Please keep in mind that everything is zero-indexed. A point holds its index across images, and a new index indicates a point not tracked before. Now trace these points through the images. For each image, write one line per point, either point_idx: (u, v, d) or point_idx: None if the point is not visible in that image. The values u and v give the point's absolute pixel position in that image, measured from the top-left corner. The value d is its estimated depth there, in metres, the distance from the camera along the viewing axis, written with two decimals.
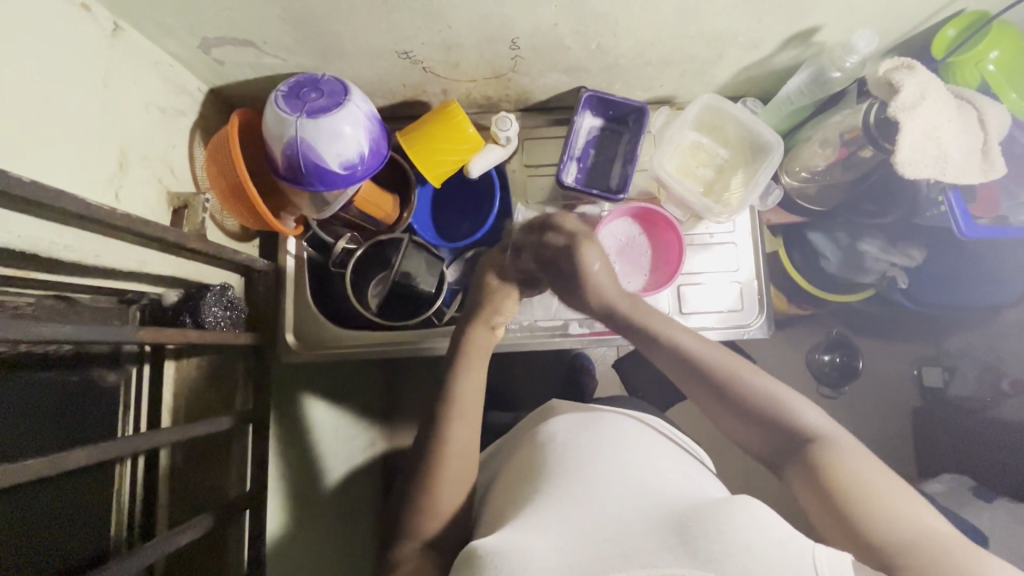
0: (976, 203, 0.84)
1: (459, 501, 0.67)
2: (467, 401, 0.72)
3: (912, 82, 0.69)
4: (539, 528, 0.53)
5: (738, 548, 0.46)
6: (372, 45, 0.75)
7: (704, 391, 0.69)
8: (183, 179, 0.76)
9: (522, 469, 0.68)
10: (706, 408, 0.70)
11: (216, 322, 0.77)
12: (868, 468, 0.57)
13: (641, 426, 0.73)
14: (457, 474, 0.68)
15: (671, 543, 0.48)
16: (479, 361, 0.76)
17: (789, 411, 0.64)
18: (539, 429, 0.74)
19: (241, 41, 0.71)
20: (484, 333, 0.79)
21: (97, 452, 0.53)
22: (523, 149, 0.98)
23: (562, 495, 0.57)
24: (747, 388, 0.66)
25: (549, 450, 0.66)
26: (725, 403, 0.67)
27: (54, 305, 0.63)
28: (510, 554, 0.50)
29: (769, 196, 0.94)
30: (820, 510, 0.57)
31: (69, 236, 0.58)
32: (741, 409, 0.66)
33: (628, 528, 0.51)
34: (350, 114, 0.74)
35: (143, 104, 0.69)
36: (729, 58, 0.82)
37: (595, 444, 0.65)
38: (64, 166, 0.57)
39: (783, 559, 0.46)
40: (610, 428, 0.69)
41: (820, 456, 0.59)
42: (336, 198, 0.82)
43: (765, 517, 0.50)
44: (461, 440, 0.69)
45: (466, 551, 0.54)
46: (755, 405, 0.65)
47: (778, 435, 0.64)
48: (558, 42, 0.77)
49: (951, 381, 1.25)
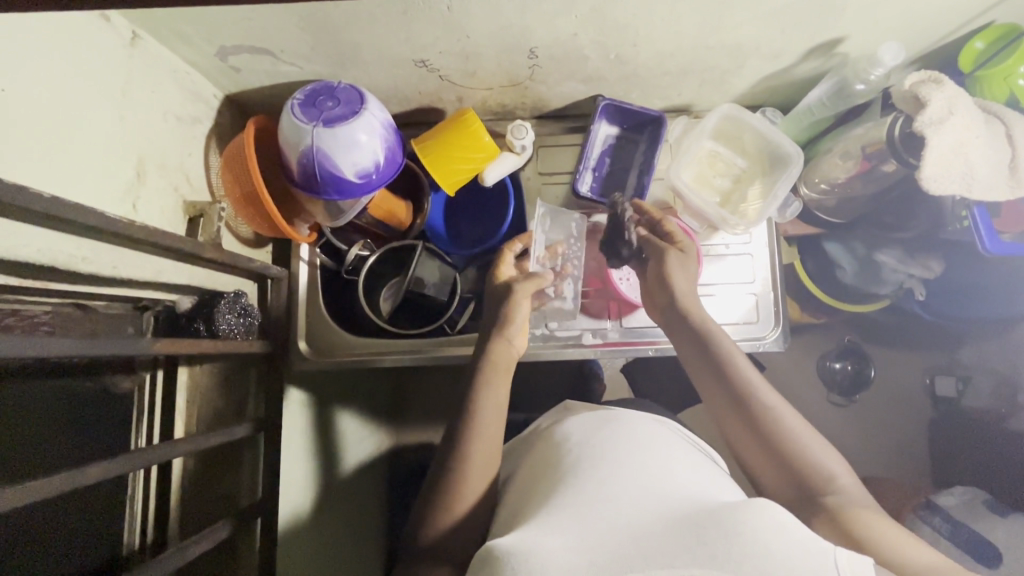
0: (1000, 218, 0.83)
1: (478, 499, 0.67)
2: (490, 416, 0.71)
3: (940, 96, 0.67)
4: (555, 527, 0.52)
5: (755, 550, 0.46)
6: (390, 54, 0.74)
7: (737, 417, 0.68)
8: (199, 187, 0.76)
9: (536, 469, 0.67)
10: (731, 440, 0.69)
11: (229, 330, 0.77)
12: (892, 533, 0.57)
13: (658, 428, 0.72)
14: (481, 472, 0.68)
15: (688, 544, 0.48)
16: (501, 378, 0.74)
17: (817, 463, 0.64)
18: (553, 429, 0.74)
19: (259, 49, 0.71)
20: (500, 344, 0.77)
21: (110, 467, 0.53)
22: (538, 157, 0.97)
23: (577, 495, 0.56)
24: (787, 434, 0.65)
25: (565, 450, 0.65)
26: (753, 433, 0.66)
27: (72, 313, 0.64)
28: (528, 555, 0.49)
29: (788, 208, 0.92)
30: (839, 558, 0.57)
31: (86, 248, 0.57)
32: (772, 445, 0.65)
33: (646, 530, 0.50)
34: (366, 122, 0.74)
35: (161, 113, 0.68)
36: (749, 68, 0.81)
37: (611, 444, 0.64)
38: (83, 177, 0.56)
39: (806, 566, 0.46)
40: (628, 429, 0.68)
41: (845, 513, 0.59)
42: (350, 206, 0.82)
43: (786, 523, 0.49)
44: (480, 457, 0.68)
45: (483, 549, 0.54)
46: (788, 447, 0.64)
47: (799, 477, 0.63)
48: (576, 52, 0.76)
49: (965, 391, 1.22)
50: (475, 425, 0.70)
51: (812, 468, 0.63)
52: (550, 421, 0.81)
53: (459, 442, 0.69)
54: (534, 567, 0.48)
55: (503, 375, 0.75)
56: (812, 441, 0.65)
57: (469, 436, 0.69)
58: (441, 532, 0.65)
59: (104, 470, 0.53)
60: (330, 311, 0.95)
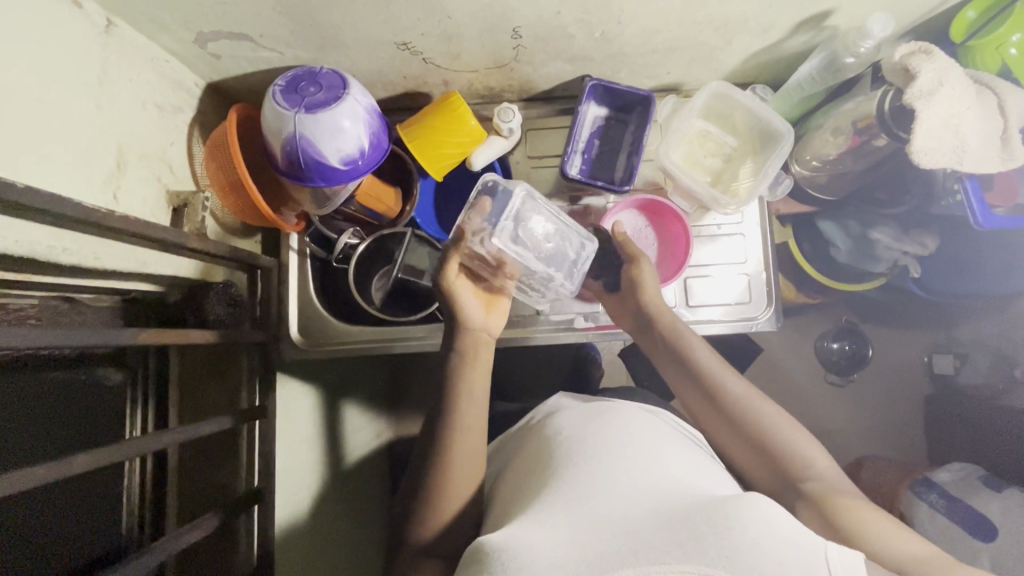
0: (993, 191, 0.82)
1: (476, 484, 0.69)
2: (473, 403, 0.72)
3: (929, 68, 0.66)
4: (545, 523, 0.53)
5: (748, 545, 0.46)
6: (372, 37, 0.73)
7: (703, 402, 0.73)
8: (182, 177, 0.75)
9: (527, 465, 0.67)
10: (713, 435, 0.73)
11: (220, 319, 0.78)
12: (862, 502, 0.62)
13: (652, 419, 0.73)
14: (471, 458, 0.69)
15: (681, 539, 0.47)
16: (477, 365, 0.75)
17: (784, 445, 0.68)
18: (546, 422, 0.74)
19: (238, 34, 0.70)
20: (468, 330, 0.77)
21: (102, 455, 0.54)
22: (526, 140, 0.96)
23: (569, 489, 0.56)
24: (761, 420, 0.70)
25: (555, 444, 0.66)
26: (732, 430, 0.71)
27: (58, 305, 0.65)
28: (519, 550, 0.50)
29: (779, 185, 0.90)
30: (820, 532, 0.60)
31: (66, 239, 0.56)
32: (750, 438, 0.69)
33: (635, 525, 0.50)
34: (350, 109, 0.73)
35: (139, 102, 0.67)
36: (738, 45, 0.80)
37: (601, 438, 0.64)
38: (63, 168, 0.56)
39: (795, 556, 0.46)
40: (617, 420, 0.69)
41: (821, 491, 0.63)
42: (337, 194, 0.81)
43: (775, 515, 0.49)
44: (470, 448, 0.69)
45: (472, 549, 0.54)
46: (758, 431, 0.69)
47: (780, 465, 0.67)
48: (561, 30, 0.74)
49: (961, 368, 1.23)
50: (461, 413, 0.71)
51: (795, 457, 0.67)
52: (542, 413, 0.81)
53: (449, 433, 0.70)
54: (524, 565, 0.48)
55: (472, 356, 0.75)
56: (780, 423, 0.70)
57: (458, 424, 0.70)
58: (436, 525, 0.66)
59: (92, 460, 0.53)
60: (323, 300, 0.94)
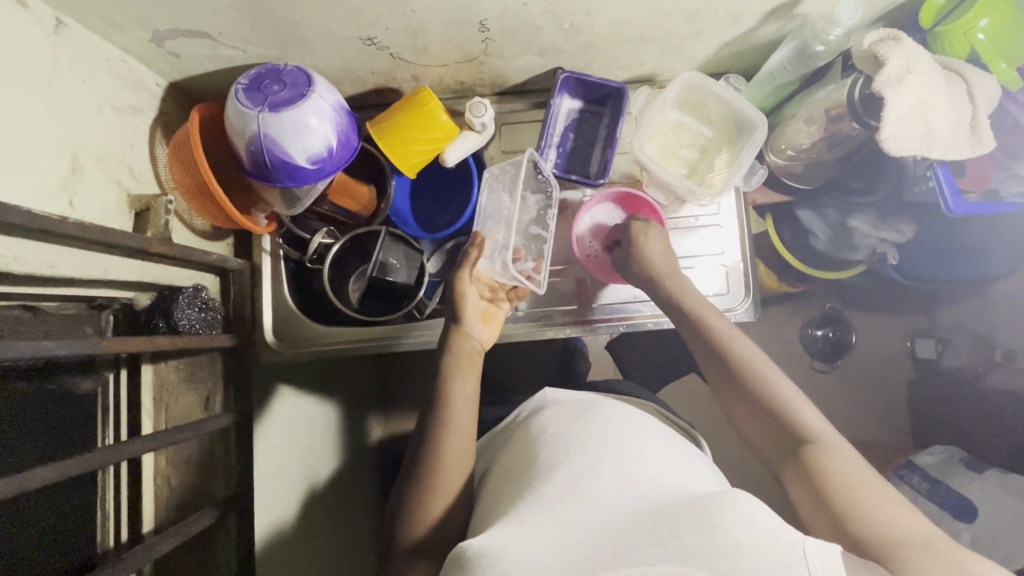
0: (965, 177, 0.81)
1: (463, 481, 0.68)
2: (462, 408, 0.71)
3: (898, 54, 0.65)
4: (526, 527, 0.52)
5: (727, 546, 0.46)
6: (335, 32, 0.71)
7: (713, 367, 0.72)
8: (145, 180, 0.73)
9: (511, 467, 0.67)
10: (718, 391, 0.72)
11: (191, 325, 0.76)
12: (864, 475, 0.58)
13: (637, 416, 0.72)
14: (458, 458, 0.68)
15: (661, 540, 0.47)
16: (469, 371, 0.74)
17: (789, 411, 0.65)
18: (529, 421, 0.73)
19: (195, 32, 0.68)
20: (458, 338, 0.76)
21: (67, 467, 0.53)
22: (501, 135, 0.95)
23: (550, 492, 0.56)
24: (760, 379, 0.68)
25: (539, 444, 0.65)
26: (739, 395, 0.69)
27: (19, 315, 0.63)
28: (499, 556, 0.49)
29: (755, 174, 0.88)
30: (811, 503, 0.59)
31: (19, 247, 0.55)
32: (753, 401, 0.67)
33: (618, 527, 0.50)
34: (315, 106, 0.71)
35: (95, 104, 0.66)
36: (709, 34, 0.79)
37: (582, 436, 0.64)
38: (14, 175, 0.54)
39: (775, 552, 0.46)
40: (602, 418, 0.68)
41: (817, 458, 0.60)
42: (307, 193, 0.80)
43: (758, 514, 0.49)
44: (457, 448, 0.69)
45: (454, 551, 0.54)
46: (765, 397, 0.67)
47: (781, 432, 0.65)
48: (529, 23, 0.73)
49: (943, 351, 1.24)
50: (451, 413, 0.70)
51: (796, 422, 0.64)
52: (526, 410, 0.80)
53: (434, 432, 0.69)
54: (503, 570, 0.48)
55: (465, 366, 0.74)
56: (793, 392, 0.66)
57: (444, 425, 0.70)
58: (422, 530, 0.65)
59: (55, 473, 0.51)
60: (301, 302, 0.93)
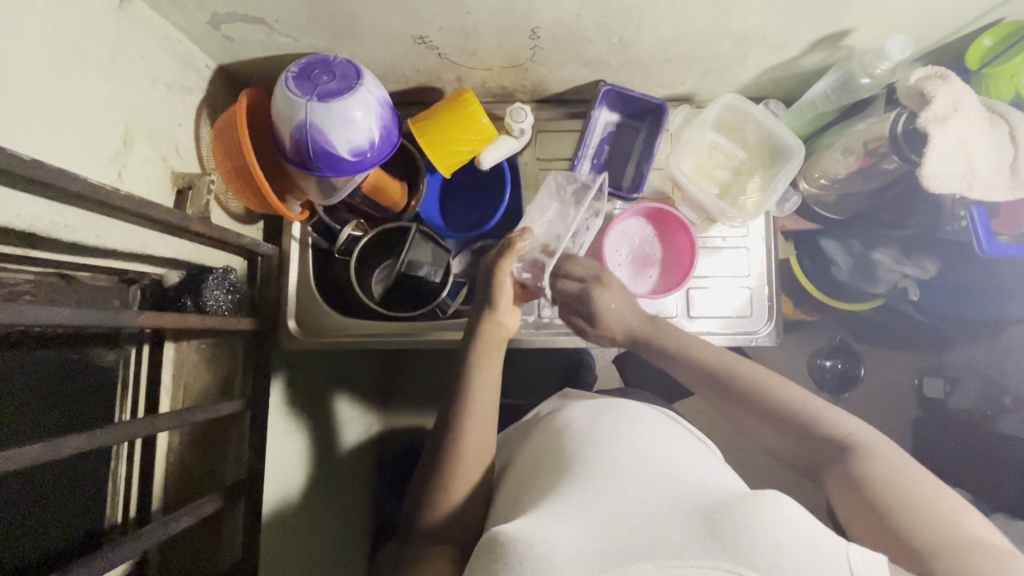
0: (999, 219, 0.83)
1: (478, 477, 0.68)
2: (484, 397, 0.71)
3: (945, 92, 0.66)
4: (558, 517, 0.52)
5: (767, 544, 0.45)
6: (389, 29, 0.72)
7: (714, 389, 0.70)
8: (188, 159, 0.74)
9: (535, 462, 0.67)
10: (731, 417, 0.71)
11: (218, 306, 0.77)
12: (906, 467, 0.56)
13: (667, 422, 0.72)
14: (477, 452, 0.68)
15: (699, 535, 0.47)
16: (491, 361, 0.74)
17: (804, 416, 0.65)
18: (552, 418, 0.74)
19: (253, 17, 0.69)
20: (488, 325, 0.76)
21: (92, 439, 0.53)
22: (536, 142, 0.96)
23: (580, 483, 0.56)
24: (774, 391, 0.67)
25: (567, 437, 0.66)
26: (751, 407, 0.68)
27: (54, 283, 0.64)
28: (533, 542, 0.49)
29: (787, 202, 0.92)
30: (859, 515, 0.56)
31: (69, 215, 0.56)
32: (767, 411, 0.66)
33: (653, 520, 0.50)
34: (362, 99, 0.72)
35: (149, 81, 0.66)
36: (754, 58, 0.79)
37: (613, 433, 0.64)
38: (69, 144, 0.55)
39: (819, 560, 0.45)
40: (625, 417, 0.68)
41: (856, 460, 0.58)
42: (344, 184, 0.80)
43: (795, 518, 0.48)
44: (477, 440, 0.68)
45: (486, 536, 0.54)
46: (776, 411, 0.66)
47: (809, 438, 0.63)
48: (580, 34, 0.74)
49: (951, 393, 1.23)
50: (471, 400, 0.70)
51: (822, 428, 0.63)
52: (549, 407, 0.81)
53: (455, 420, 0.69)
54: (538, 561, 0.47)
55: (493, 353, 0.75)
56: (809, 397, 0.66)
57: (463, 412, 0.69)
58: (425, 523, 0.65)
59: (83, 441, 0.52)
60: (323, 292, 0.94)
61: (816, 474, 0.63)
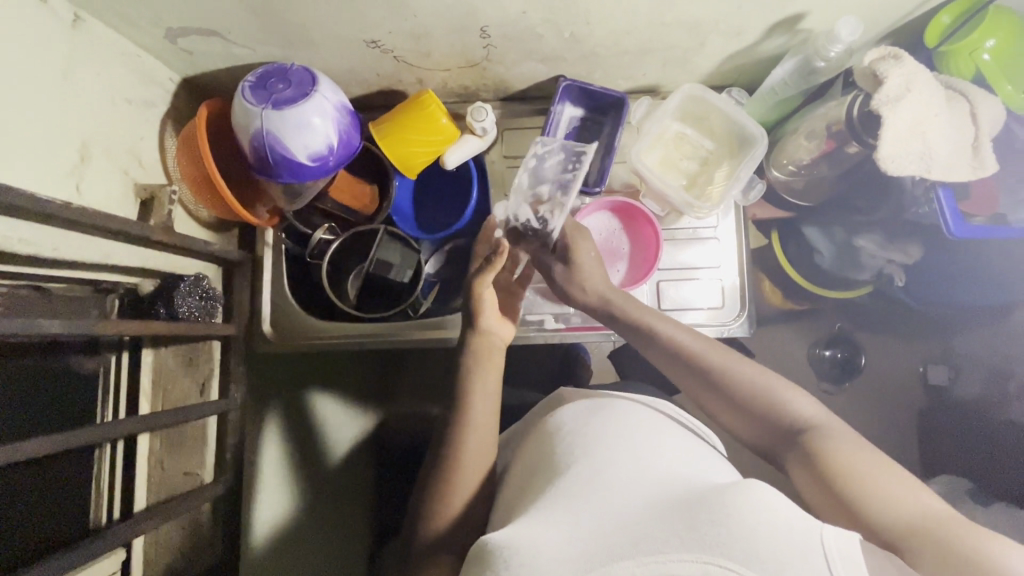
0: (969, 201, 0.79)
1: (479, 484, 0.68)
2: (483, 406, 0.71)
3: (897, 73, 0.65)
4: (545, 521, 0.52)
5: (743, 534, 0.44)
6: (340, 35, 0.73)
7: (688, 378, 0.70)
8: (153, 171, 0.76)
9: (530, 465, 0.67)
10: (700, 403, 0.71)
11: (190, 312, 0.79)
12: (861, 445, 0.58)
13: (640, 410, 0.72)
14: (477, 459, 0.69)
15: (678, 529, 0.46)
16: (488, 369, 0.74)
17: (776, 401, 0.65)
18: (546, 419, 0.74)
19: (206, 31, 0.71)
20: (478, 337, 0.76)
21: (62, 441, 0.55)
22: (503, 140, 0.96)
23: (567, 486, 0.56)
24: (734, 378, 0.67)
25: (557, 439, 0.66)
26: (714, 393, 0.68)
27: (29, 295, 0.67)
28: (519, 548, 0.49)
29: (753, 188, 0.90)
30: (820, 495, 0.57)
31: (24, 229, 0.58)
32: (727, 395, 0.67)
33: (639, 519, 0.49)
34: (318, 105, 0.73)
35: (108, 97, 0.69)
36: (711, 46, 0.79)
37: (602, 431, 0.64)
38: (23, 161, 0.57)
39: (797, 550, 0.44)
40: (615, 414, 0.68)
41: (814, 443, 0.59)
42: (308, 189, 0.82)
43: (773, 504, 0.47)
44: (476, 447, 0.69)
45: (476, 545, 0.54)
46: (747, 396, 0.66)
47: (769, 422, 0.64)
48: (530, 31, 0.74)
49: (955, 380, 1.19)
50: (470, 412, 0.71)
51: (783, 412, 0.64)
52: (540, 412, 0.81)
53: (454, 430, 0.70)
54: (522, 565, 0.47)
55: (488, 363, 0.74)
56: (768, 382, 0.66)
57: (463, 424, 0.70)
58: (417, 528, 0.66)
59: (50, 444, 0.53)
60: (299, 297, 0.96)
61: (778, 455, 0.64)
